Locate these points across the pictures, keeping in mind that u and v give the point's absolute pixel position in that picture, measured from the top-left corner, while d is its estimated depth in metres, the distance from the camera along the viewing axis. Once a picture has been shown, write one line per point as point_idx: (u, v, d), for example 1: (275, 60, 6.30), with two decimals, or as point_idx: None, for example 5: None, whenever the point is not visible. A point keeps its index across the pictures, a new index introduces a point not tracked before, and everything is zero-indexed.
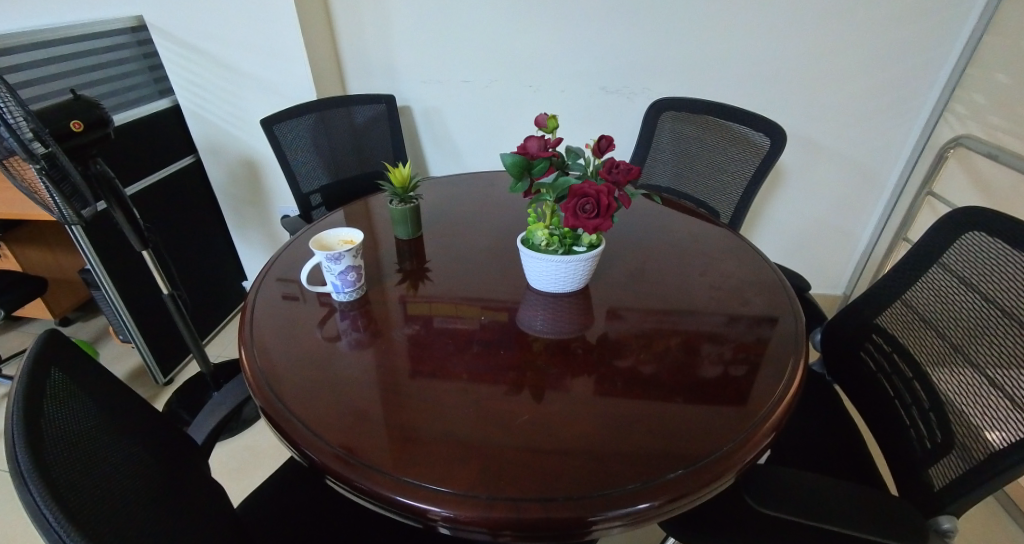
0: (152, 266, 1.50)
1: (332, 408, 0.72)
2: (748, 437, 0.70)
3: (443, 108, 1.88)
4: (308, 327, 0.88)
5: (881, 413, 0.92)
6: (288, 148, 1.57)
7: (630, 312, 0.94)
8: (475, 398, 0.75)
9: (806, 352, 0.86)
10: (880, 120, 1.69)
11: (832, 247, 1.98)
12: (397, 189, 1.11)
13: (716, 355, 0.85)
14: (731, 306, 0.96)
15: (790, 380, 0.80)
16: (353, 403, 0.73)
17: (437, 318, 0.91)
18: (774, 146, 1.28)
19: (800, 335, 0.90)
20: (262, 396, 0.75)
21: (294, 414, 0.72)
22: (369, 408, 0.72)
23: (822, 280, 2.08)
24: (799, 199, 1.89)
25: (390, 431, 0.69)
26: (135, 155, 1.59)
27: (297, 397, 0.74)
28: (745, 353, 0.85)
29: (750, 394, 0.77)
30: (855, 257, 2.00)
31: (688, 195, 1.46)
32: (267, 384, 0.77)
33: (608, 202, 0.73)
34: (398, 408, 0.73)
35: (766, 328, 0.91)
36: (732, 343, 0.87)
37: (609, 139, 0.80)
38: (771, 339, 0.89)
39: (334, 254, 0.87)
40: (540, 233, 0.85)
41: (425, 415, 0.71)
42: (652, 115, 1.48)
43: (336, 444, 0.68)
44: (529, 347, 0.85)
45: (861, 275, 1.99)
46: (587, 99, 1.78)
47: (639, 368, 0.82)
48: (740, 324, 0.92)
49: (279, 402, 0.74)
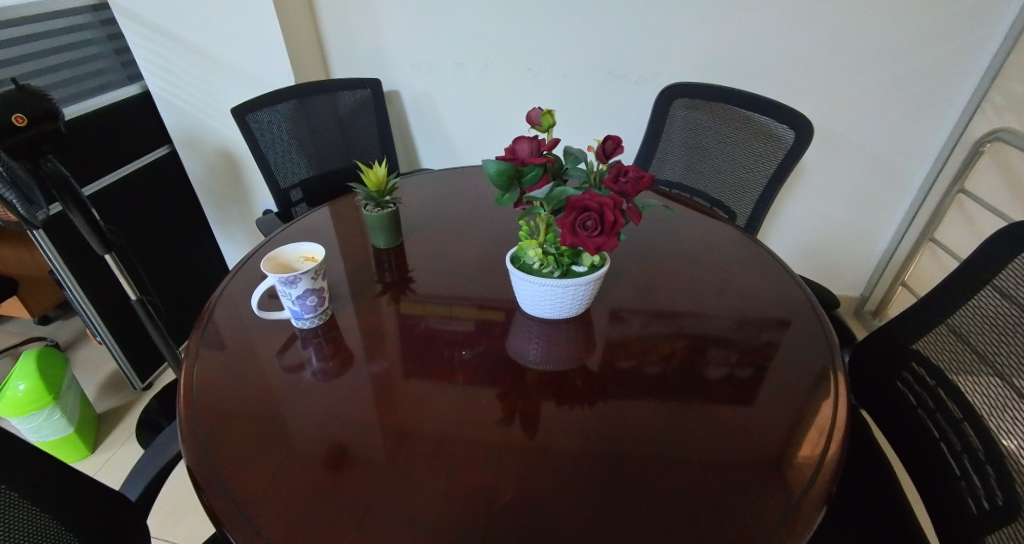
0: (117, 271, 1.36)
1: (276, 475, 0.60)
2: (790, 521, 0.57)
3: (434, 93, 1.74)
4: (258, 357, 0.76)
5: (922, 456, 0.80)
6: (262, 141, 1.45)
7: (633, 314, 0.87)
8: (450, 455, 0.63)
9: (834, 384, 0.74)
10: (910, 111, 1.53)
11: (850, 247, 1.84)
12: (372, 192, 0.97)
13: (722, 358, 0.78)
14: (750, 330, 0.84)
15: (818, 427, 0.67)
16: (303, 467, 0.61)
17: (431, 318, 0.85)
18: (799, 140, 1.13)
19: (831, 365, 0.77)
20: (193, 455, 0.62)
21: (229, 484, 0.59)
22: (322, 475, 0.60)
23: (837, 281, 1.95)
24: (818, 196, 1.75)
25: (342, 513, 0.57)
26: (100, 149, 1.46)
27: (235, 459, 0.62)
28: (753, 356, 0.79)
29: (775, 446, 0.65)
30: (873, 259, 1.86)
31: (700, 192, 1.33)
32: (203, 437, 0.64)
33: (613, 217, 0.59)
34: (357, 469, 0.61)
35: (781, 337, 0.83)
36: (740, 347, 0.81)
37: (617, 140, 0.63)
38: (786, 351, 0.80)
39: (288, 277, 0.73)
40: (533, 253, 0.69)
41: (388, 489, 0.59)
42: (663, 102, 1.34)
43: (270, 531, 0.55)
44: (520, 384, 0.73)
45: (881, 276, 1.86)
46: (591, 86, 1.64)
47: (643, 369, 0.76)
48: (749, 327, 0.85)
49: (212, 466, 0.61)
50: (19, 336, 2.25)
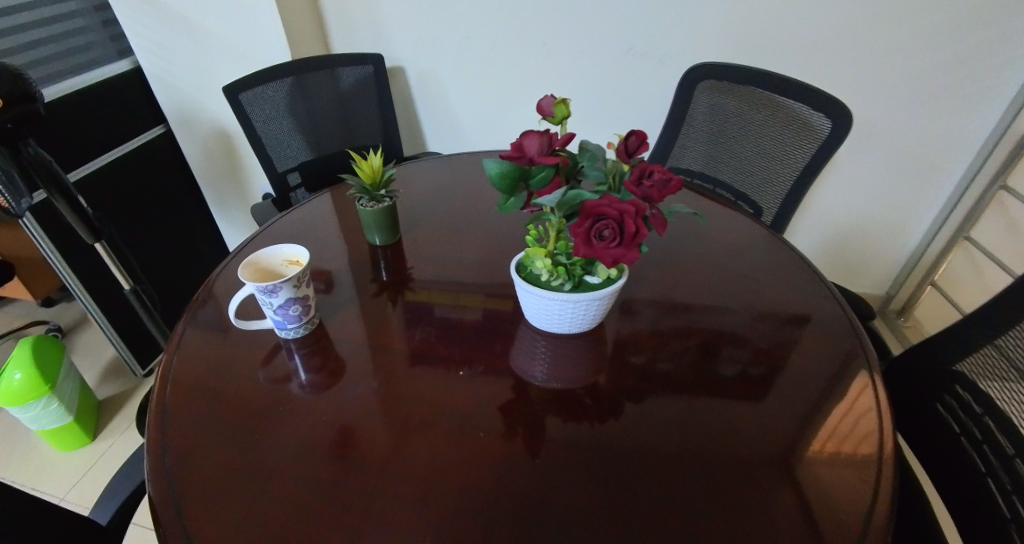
0: (109, 260, 1.28)
1: (244, 508, 0.54)
2: None
3: (440, 70, 1.65)
4: (238, 371, 0.69)
5: (962, 490, 0.72)
6: (257, 121, 1.38)
7: (644, 308, 0.83)
8: (437, 497, 0.55)
9: (880, 416, 0.66)
10: (955, 98, 1.40)
11: (879, 243, 1.73)
12: (365, 184, 0.89)
13: (735, 356, 0.74)
14: (766, 327, 0.80)
15: (854, 442, 0.63)
16: (274, 499, 0.55)
17: (437, 307, 0.81)
18: (835, 130, 1.03)
19: (875, 394, 0.69)
20: (155, 486, 0.56)
21: (194, 527, 0.53)
22: (294, 509, 0.54)
23: (863, 279, 1.84)
24: (847, 187, 1.63)
25: None
26: (87, 131, 1.39)
27: (200, 487, 0.56)
28: (767, 355, 0.75)
29: (807, 495, 0.57)
30: (901, 257, 1.75)
31: (724, 183, 1.23)
32: (170, 467, 0.58)
33: (634, 227, 0.51)
34: (334, 512, 0.54)
35: (799, 334, 0.79)
36: (755, 344, 0.77)
37: (641, 136, 0.55)
38: (804, 349, 0.76)
39: (268, 286, 0.66)
40: (541, 264, 0.61)
41: (367, 529, 0.53)
42: (687, 83, 1.23)
43: None
44: (522, 407, 0.65)
45: (908, 276, 1.76)
46: (608, 64, 1.53)
47: (655, 365, 0.72)
48: (766, 322, 0.81)
49: (176, 503, 0.55)
50: (24, 318, 2.23)
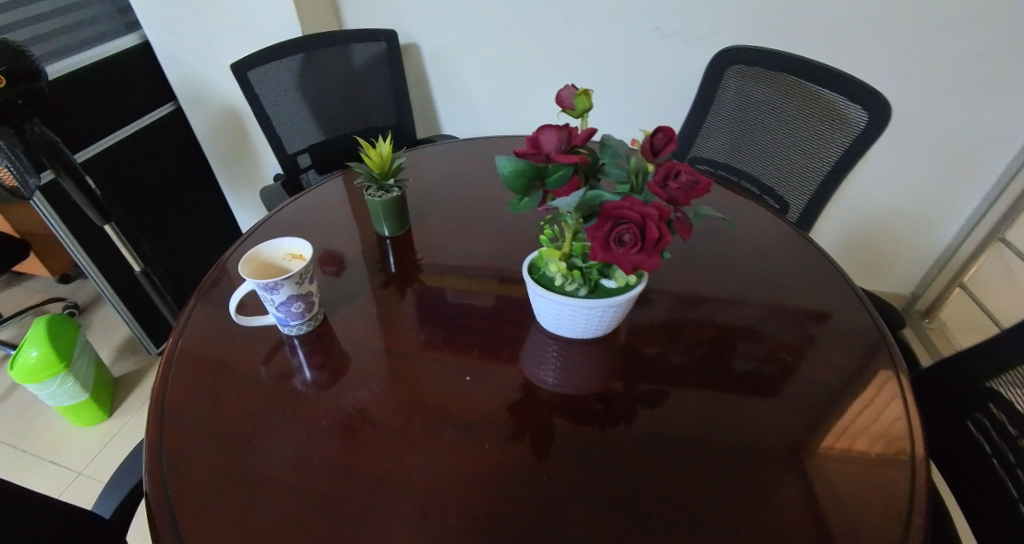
0: (119, 242, 1.27)
1: (238, 512, 0.53)
2: None
3: (456, 48, 1.59)
4: (238, 370, 0.67)
5: (990, 514, 0.68)
6: (265, 100, 1.35)
7: (659, 296, 0.82)
8: (436, 507, 0.53)
9: (908, 413, 0.65)
10: (1002, 89, 1.30)
11: (907, 242, 1.65)
12: (373, 173, 0.86)
13: (750, 353, 0.73)
14: (784, 324, 0.77)
15: (887, 442, 0.62)
16: (269, 503, 0.54)
17: (449, 291, 0.81)
18: (872, 124, 0.97)
19: (899, 386, 0.68)
20: (151, 484, 0.55)
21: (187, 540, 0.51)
22: (289, 515, 0.53)
23: (888, 278, 1.76)
24: (877, 183, 1.54)
25: None
26: (94, 109, 1.37)
27: (196, 486, 0.55)
28: (782, 354, 0.73)
29: (830, 530, 0.54)
30: (930, 256, 1.67)
31: (749, 175, 1.18)
32: (167, 473, 0.56)
33: (658, 233, 0.47)
34: (330, 533, 0.51)
35: (818, 332, 0.76)
36: (771, 343, 0.74)
37: (668, 132, 0.50)
38: (822, 349, 0.74)
39: (268, 284, 0.63)
40: (554, 268, 0.58)
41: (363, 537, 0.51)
42: (715, 67, 1.17)
43: None
44: (528, 410, 0.63)
45: (937, 274, 1.67)
46: (631, 44, 1.46)
47: (668, 357, 0.71)
48: (784, 319, 0.78)
49: (173, 511, 0.53)
50: (42, 293, 2.25)
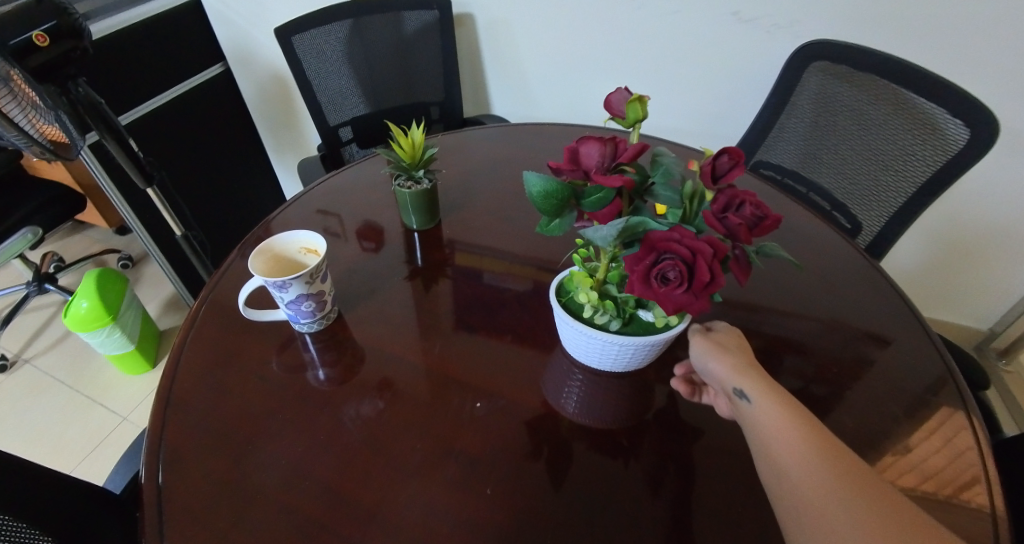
0: (161, 205, 1.28)
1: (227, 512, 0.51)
2: None
3: (512, 20, 1.50)
4: (246, 365, 0.65)
5: None
6: (309, 69, 1.33)
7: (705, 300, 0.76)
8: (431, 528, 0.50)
9: (981, 460, 0.58)
10: None
11: (991, 276, 1.45)
12: (403, 162, 0.80)
13: (797, 368, 0.67)
14: (839, 342, 0.71)
15: (955, 485, 0.56)
16: (260, 505, 0.52)
17: (486, 273, 0.79)
18: (974, 141, 0.83)
19: (968, 422, 0.62)
20: (150, 467, 0.55)
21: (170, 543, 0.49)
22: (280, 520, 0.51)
23: (961, 311, 1.57)
24: (968, 209, 1.34)
25: None
26: (146, 69, 1.38)
27: (192, 476, 0.54)
28: (832, 372, 0.67)
29: None
30: (1015, 295, 1.47)
31: (819, 186, 1.06)
32: (162, 466, 0.55)
33: (707, 277, 0.40)
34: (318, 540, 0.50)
35: (879, 355, 0.69)
36: (820, 359, 0.68)
37: (736, 154, 0.41)
38: (880, 373, 0.67)
39: (277, 282, 0.60)
40: (584, 298, 0.52)
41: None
42: (795, 63, 1.05)
43: None
44: (543, 426, 0.59)
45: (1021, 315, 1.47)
46: (702, 28, 1.33)
47: None
48: (839, 333, 0.72)
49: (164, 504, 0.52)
50: (100, 243, 2.36)
